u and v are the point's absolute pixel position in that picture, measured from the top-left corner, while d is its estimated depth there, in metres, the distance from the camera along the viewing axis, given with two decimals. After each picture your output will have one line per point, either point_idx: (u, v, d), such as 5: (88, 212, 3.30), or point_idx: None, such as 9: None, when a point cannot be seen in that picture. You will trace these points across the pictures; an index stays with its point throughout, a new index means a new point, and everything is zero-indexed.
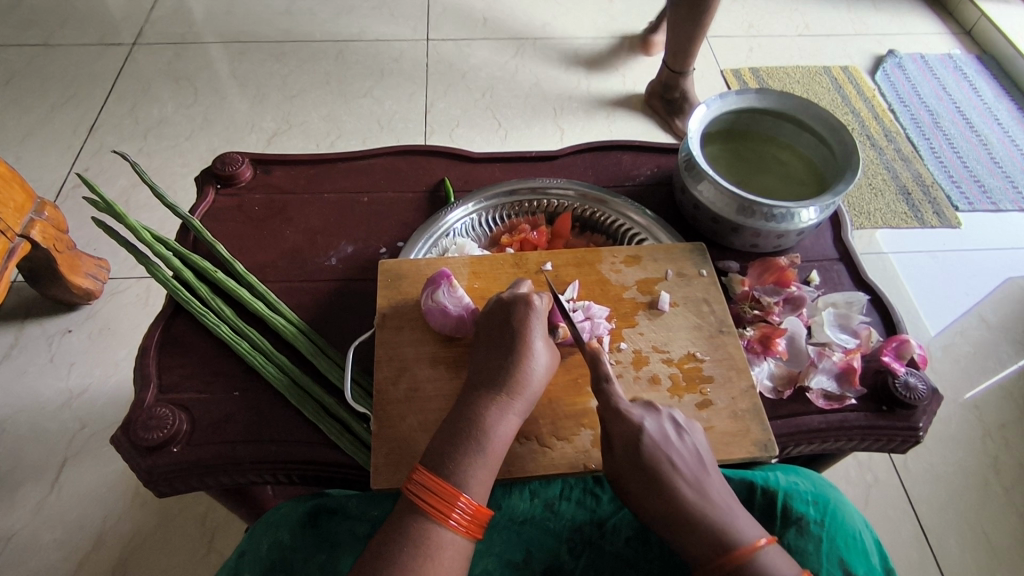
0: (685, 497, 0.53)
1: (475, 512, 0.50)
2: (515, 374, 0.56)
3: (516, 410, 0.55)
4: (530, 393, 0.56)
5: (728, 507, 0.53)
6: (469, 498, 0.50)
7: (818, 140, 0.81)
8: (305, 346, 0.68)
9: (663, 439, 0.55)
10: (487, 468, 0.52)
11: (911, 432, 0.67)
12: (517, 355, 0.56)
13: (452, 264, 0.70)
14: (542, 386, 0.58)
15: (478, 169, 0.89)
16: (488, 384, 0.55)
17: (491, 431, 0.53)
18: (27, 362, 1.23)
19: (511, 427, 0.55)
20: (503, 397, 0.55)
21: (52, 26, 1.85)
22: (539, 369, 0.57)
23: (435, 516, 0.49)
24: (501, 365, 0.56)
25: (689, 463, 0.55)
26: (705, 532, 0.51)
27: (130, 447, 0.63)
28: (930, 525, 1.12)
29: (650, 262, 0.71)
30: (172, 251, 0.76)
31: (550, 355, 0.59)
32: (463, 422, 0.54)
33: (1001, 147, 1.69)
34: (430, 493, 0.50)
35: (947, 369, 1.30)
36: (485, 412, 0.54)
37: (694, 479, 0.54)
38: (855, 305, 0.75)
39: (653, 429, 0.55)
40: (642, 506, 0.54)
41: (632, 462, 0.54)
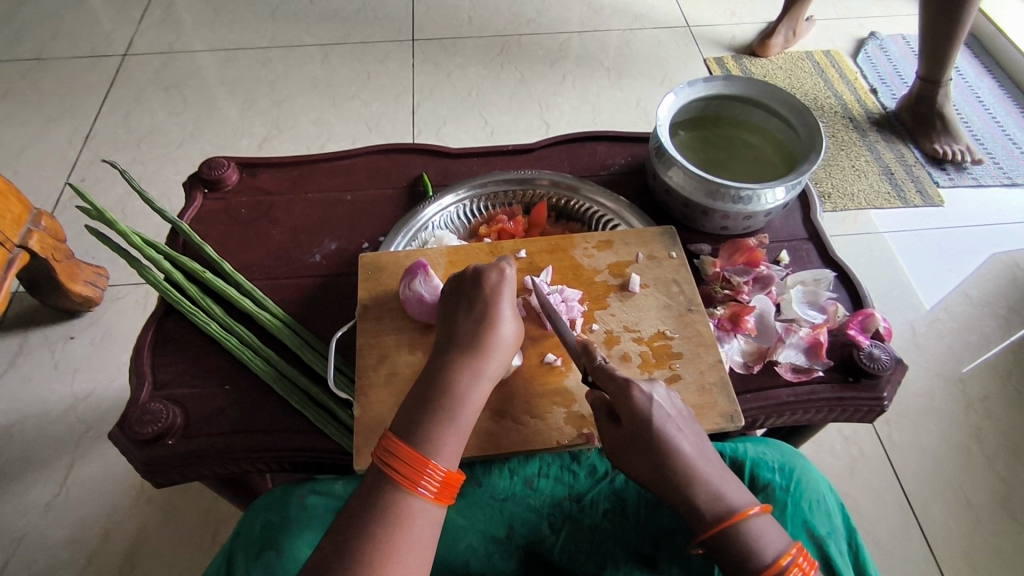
0: (691, 465, 0.54)
1: (443, 479, 0.53)
2: (484, 345, 0.58)
3: (487, 377, 0.58)
4: (498, 359, 0.59)
5: (722, 477, 0.54)
6: (438, 466, 0.53)
7: (785, 123, 0.84)
8: (291, 339, 0.72)
9: (668, 411, 0.56)
10: (457, 436, 0.55)
11: (876, 402, 0.70)
12: (486, 327, 0.59)
13: (430, 255, 0.72)
14: (510, 358, 0.60)
15: (457, 164, 0.92)
16: (457, 351, 0.58)
17: (465, 399, 0.56)
18: (31, 369, 1.26)
19: (483, 391, 0.58)
20: (472, 361, 0.57)
21: (44, 39, 1.88)
22: (506, 339, 0.60)
23: (404, 484, 0.51)
24: (473, 336, 0.59)
25: (688, 430, 0.56)
26: (704, 499, 0.53)
27: (126, 441, 0.66)
28: (917, 496, 1.14)
29: (621, 246, 0.74)
30: (162, 253, 0.79)
31: (517, 327, 0.61)
32: (433, 390, 0.56)
33: (983, 126, 1.70)
34: (399, 462, 0.52)
35: (932, 344, 1.33)
36: (456, 377, 0.57)
37: (696, 447, 0.55)
38: (822, 282, 0.78)
39: (662, 403, 0.56)
40: (643, 476, 0.56)
41: (640, 438, 0.55)
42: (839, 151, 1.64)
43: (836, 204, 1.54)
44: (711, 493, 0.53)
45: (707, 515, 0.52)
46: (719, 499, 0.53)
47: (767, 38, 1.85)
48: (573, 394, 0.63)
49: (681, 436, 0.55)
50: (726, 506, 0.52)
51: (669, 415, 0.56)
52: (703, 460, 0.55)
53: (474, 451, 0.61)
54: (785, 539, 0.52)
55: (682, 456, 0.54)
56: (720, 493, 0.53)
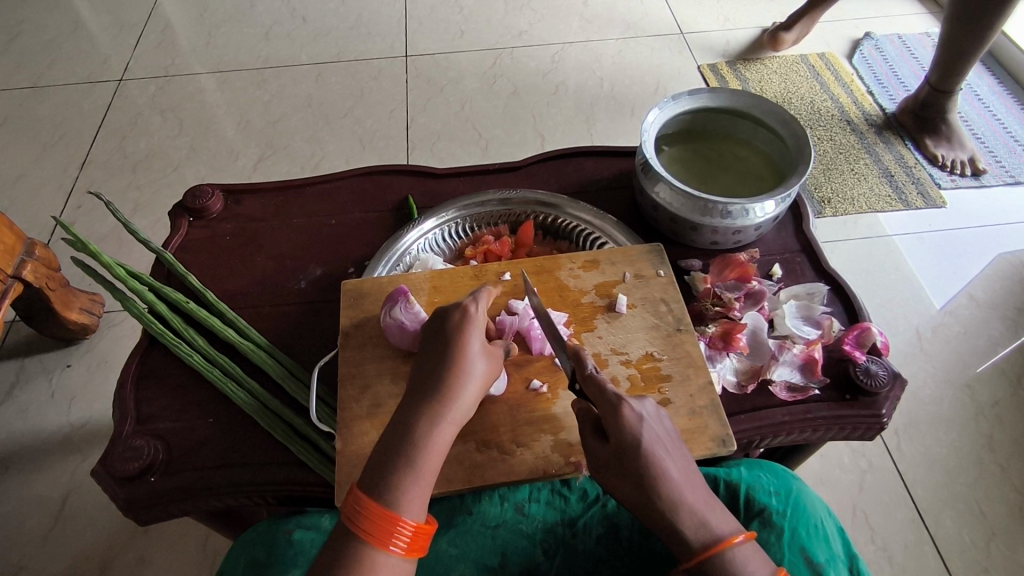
0: (676, 489, 0.51)
1: (415, 533, 0.51)
2: (447, 384, 0.56)
3: (450, 422, 0.56)
4: (464, 399, 0.57)
5: (707, 503, 0.52)
6: (409, 521, 0.51)
7: (773, 134, 0.82)
8: (275, 370, 0.70)
9: (655, 432, 0.54)
10: (423, 485, 0.53)
11: (875, 420, 0.67)
12: (450, 365, 0.57)
13: (414, 280, 0.71)
14: (477, 394, 0.58)
15: (443, 184, 0.91)
16: (423, 397, 0.56)
17: (425, 445, 0.54)
18: (29, 400, 1.26)
19: (445, 437, 0.55)
20: (437, 406, 0.55)
21: (41, 67, 1.89)
22: (474, 378, 0.58)
23: (374, 541, 0.49)
24: (436, 376, 0.57)
25: (674, 452, 0.54)
26: (688, 525, 0.50)
27: (108, 478, 0.64)
28: (928, 508, 1.11)
29: (608, 266, 0.72)
30: (146, 285, 0.78)
31: (488, 364, 0.59)
32: (399, 440, 0.54)
33: (983, 124, 1.68)
34: (368, 520, 0.49)
35: (938, 349, 1.30)
36: (418, 424, 0.55)
37: (682, 468, 0.53)
38: (816, 295, 0.76)
39: (648, 423, 0.54)
40: (626, 499, 0.53)
41: (623, 461, 0.52)
42: (837, 154, 1.62)
43: (836, 209, 1.51)
44: (696, 521, 0.51)
45: (691, 542, 0.50)
46: (704, 527, 0.50)
47: (779, 35, 1.85)
48: (560, 421, 0.62)
49: (667, 458, 0.52)
50: (710, 535, 0.50)
51: (656, 436, 0.53)
52: (688, 484, 0.52)
53: (459, 483, 0.59)
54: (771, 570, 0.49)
55: (667, 479, 0.51)
56: (704, 519, 0.51)
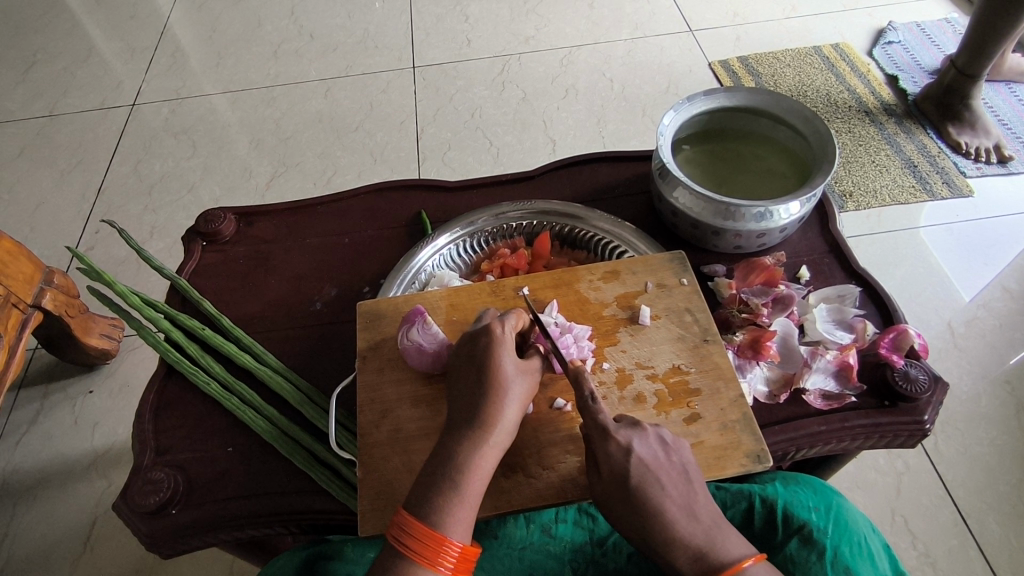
0: (674, 522, 0.51)
1: (462, 553, 0.49)
2: (486, 408, 0.54)
3: (492, 444, 0.54)
4: (504, 423, 0.55)
5: (716, 527, 0.52)
6: (455, 542, 0.49)
7: (793, 131, 0.79)
8: (293, 395, 0.69)
9: (652, 460, 0.53)
10: (469, 506, 0.51)
11: (917, 426, 0.64)
12: (490, 388, 0.55)
13: (430, 299, 0.70)
14: (517, 419, 0.56)
15: (455, 198, 0.89)
16: (462, 422, 0.55)
17: (468, 468, 0.52)
18: (53, 427, 1.26)
19: (490, 460, 0.53)
20: (477, 431, 0.54)
21: (57, 96, 1.92)
22: (514, 399, 0.56)
23: (422, 562, 0.48)
24: (475, 399, 0.55)
25: (676, 482, 0.53)
26: (690, 552, 0.51)
27: (130, 514, 0.64)
28: (970, 510, 1.07)
29: (629, 276, 0.70)
30: (162, 313, 0.77)
31: (527, 381, 0.57)
32: (439, 463, 0.53)
33: (1009, 109, 1.62)
34: (414, 539, 0.48)
35: (972, 343, 1.25)
36: (458, 448, 0.53)
37: (682, 501, 0.52)
38: (847, 298, 0.73)
39: (643, 451, 0.54)
40: (624, 528, 0.54)
41: (622, 491, 0.53)
42: (857, 146, 1.58)
43: (859, 203, 1.47)
44: (697, 551, 0.51)
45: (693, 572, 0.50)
46: (711, 552, 0.51)
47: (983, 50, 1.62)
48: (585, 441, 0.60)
49: (664, 486, 0.53)
50: (716, 561, 0.50)
51: (652, 466, 0.53)
52: (692, 510, 0.52)
53: (486, 509, 0.57)
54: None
55: (665, 510, 0.52)
56: (710, 546, 0.51)
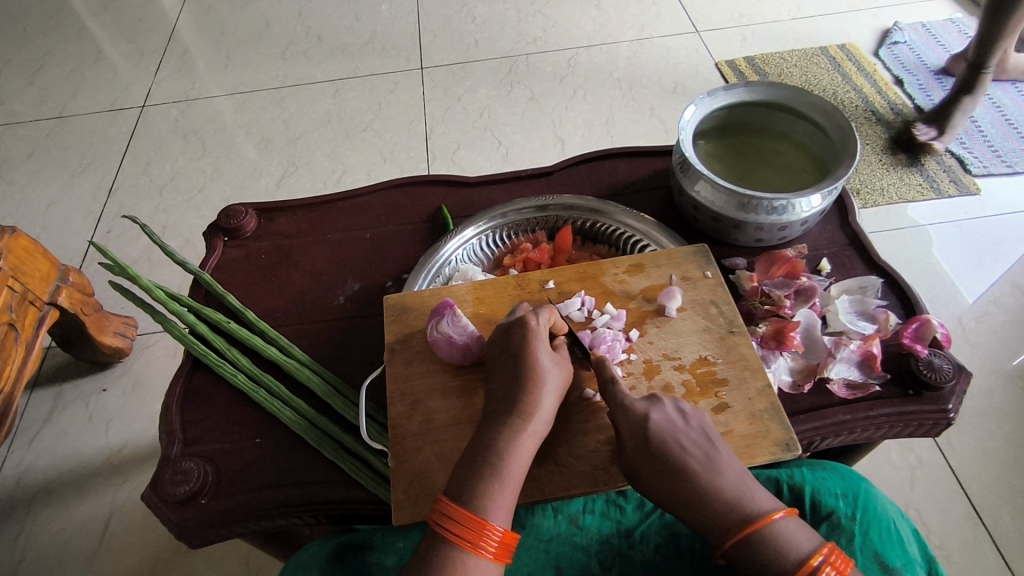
0: (702, 481, 0.52)
1: (503, 539, 0.50)
2: (525, 398, 0.55)
3: (531, 433, 0.54)
4: (542, 411, 0.55)
5: (741, 479, 0.53)
6: (496, 527, 0.50)
7: (813, 126, 0.80)
8: (321, 386, 0.69)
9: (670, 424, 0.55)
10: (509, 493, 0.52)
11: (941, 415, 0.65)
12: (529, 379, 0.56)
13: (456, 292, 0.70)
14: (554, 406, 0.56)
15: (475, 193, 0.90)
16: (501, 411, 0.55)
17: (508, 456, 0.52)
18: (68, 423, 1.27)
19: (528, 448, 0.54)
20: (515, 420, 0.54)
21: (66, 97, 1.93)
22: (551, 389, 0.56)
23: (464, 546, 0.48)
24: (513, 390, 0.56)
25: (697, 442, 0.54)
26: (722, 505, 0.51)
27: (159, 503, 0.64)
28: (984, 503, 1.07)
29: (653, 269, 0.71)
30: (186, 306, 0.78)
31: (563, 373, 0.58)
32: (479, 452, 0.53)
33: (1016, 108, 1.63)
34: (456, 524, 0.49)
35: (983, 339, 1.26)
36: (497, 437, 0.53)
37: (703, 457, 0.54)
38: (869, 289, 0.74)
39: (660, 412, 0.56)
40: (654, 492, 0.54)
41: (647, 457, 0.54)
42: (865, 145, 1.59)
43: (867, 201, 1.48)
44: (728, 500, 0.51)
45: (729, 526, 0.50)
46: (740, 502, 0.51)
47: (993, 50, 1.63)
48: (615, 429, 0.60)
49: (683, 441, 0.54)
50: (746, 511, 0.51)
51: (670, 425, 0.55)
52: (717, 464, 0.53)
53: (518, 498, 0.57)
54: (818, 540, 0.50)
55: (687, 464, 0.53)
56: (739, 498, 0.51)
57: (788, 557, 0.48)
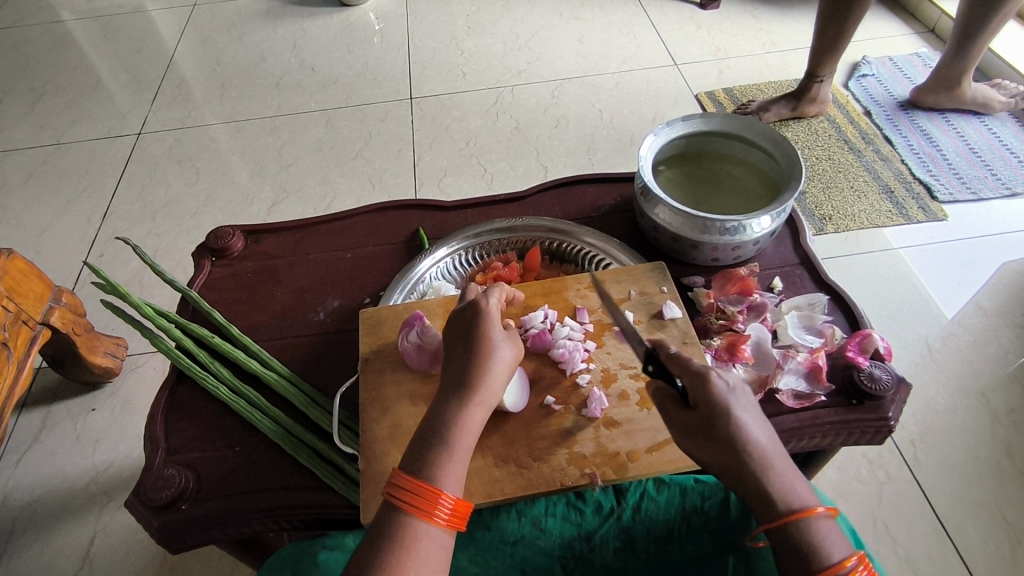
0: (769, 459, 0.54)
1: (455, 507, 0.53)
2: (475, 369, 0.59)
3: (480, 403, 0.59)
4: (491, 382, 0.59)
5: (794, 473, 0.54)
6: (449, 496, 0.53)
7: (765, 153, 0.86)
8: (298, 398, 0.73)
9: (748, 403, 0.56)
10: (459, 462, 0.56)
11: (883, 423, 0.69)
12: (478, 353, 0.60)
13: (428, 306, 0.75)
14: (504, 378, 0.61)
15: (451, 216, 0.95)
16: (450, 384, 0.59)
17: (457, 426, 0.57)
18: (55, 443, 1.29)
19: (476, 418, 0.58)
20: (463, 392, 0.58)
21: (65, 125, 1.99)
22: (501, 360, 0.61)
23: (417, 514, 0.52)
24: (466, 362, 0.60)
25: (765, 424, 0.56)
26: (782, 489, 0.52)
27: (141, 508, 0.67)
28: (950, 517, 1.11)
29: (614, 284, 0.76)
30: (173, 322, 0.82)
31: (512, 346, 0.63)
32: (432, 425, 0.57)
33: (979, 138, 1.70)
34: (410, 494, 0.52)
35: (948, 358, 1.31)
36: (447, 410, 0.58)
37: (769, 438, 0.55)
38: (817, 305, 0.79)
39: (738, 393, 0.56)
40: (717, 465, 0.55)
41: (719, 426, 0.54)
42: (836, 173, 1.65)
43: (838, 226, 1.54)
44: (782, 489, 0.52)
45: (781, 511, 0.51)
46: (791, 495, 0.52)
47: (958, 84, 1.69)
48: (574, 435, 0.64)
49: (754, 425, 0.55)
50: (796, 504, 0.52)
51: (744, 408, 0.56)
52: (777, 454, 0.54)
53: (479, 498, 0.61)
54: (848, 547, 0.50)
55: (757, 446, 0.54)
56: (791, 490, 0.53)
57: (828, 557, 0.49)
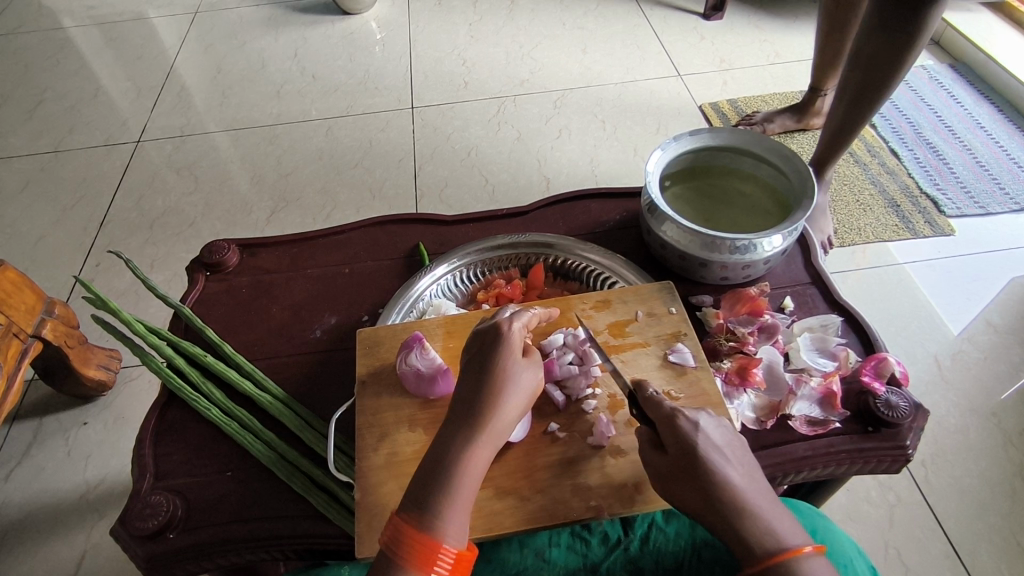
0: (744, 497, 0.53)
1: (457, 558, 0.51)
2: (485, 407, 0.56)
3: (485, 444, 0.56)
4: (500, 421, 0.56)
5: (773, 510, 0.53)
6: (450, 548, 0.51)
7: (774, 169, 0.84)
8: (293, 421, 0.71)
9: (719, 441, 0.55)
10: (460, 509, 0.53)
11: (900, 451, 0.67)
12: (491, 388, 0.57)
13: (427, 326, 0.72)
14: (514, 416, 0.58)
15: (452, 231, 0.92)
16: (456, 421, 0.56)
17: (461, 469, 0.54)
18: (46, 458, 1.26)
19: (481, 460, 0.55)
20: (469, 432, 0.55)
21: (63, 132, 1.97)
22: (514, 397, 0.58)
23: (417, 568, 0.50)
24: (476, 398, 0.57)
25: (738, 461, 0.55)
26: (760, 530, 0.52)
27: (127, 537, 0.64)
28: (963, 543, 1.07)
29: (620, 305, 0.73)
30: (165, 339, 0.79)
31: (529, 382, 0.59)
32: (434, 465, 0.54)
33: (986, 151, 1.68)
34: (407, 547, 0.50)
35: (958, 376, 1.28)
36: (453, 448, 0.55)
37: (743, 475, 0.54)
38: (830, 327, 0.76)
39: (709, 432, 0.56)
40: (689, 503, 0.54)
41: (688, 465, 0.54)
42: (842, 186, 1.63)
43: (844, 239, 1.52)
44: (760, 529, 0.52)
45: (759, 552, 0.51)
46: (769, 534, 0.51)
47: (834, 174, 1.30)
48: (578, 465, 0.61)
49: (727, 465, 0.54)
50: (777, 544, 0.51)
51: (717, 447, 0.55)
52: (754, 493, 0.54)
53: (480, 531, 0.58)
54: None
55: (730, 485, 0.53)
56: (770, 530, 0.52)
57: None
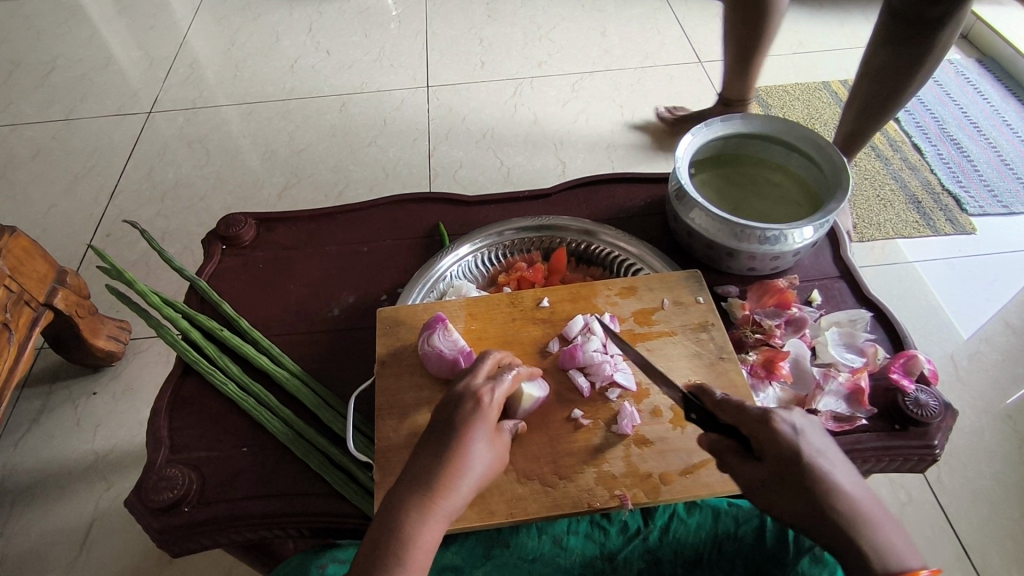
0: (852, 506, 0.50)
1: None
2: (444, 476, 0.53)
3: (439, 516, 0.52)
4: (458, 494, 0.53)
5: (891, 524, 0.50)
6: None
7: (806, 159, 0.82)
8: (310, 399, 0.70)
9: (819, 448, 0.52)
10: None
11: (928, 450, 0.65)
12: (450, 458, 0.53)
13: (449, 307, 0.71)
14: (473, 490, 0.54)
15: (473, 212, 0.91)
16: (413, 486, 0.53)
17: (412, 542, 0.50)
18: (54, 427, 1.26)
19: (434, 534, 0.51)
20: (423, 500, 0.52)
21: (73, 101, 1.94)
22: (474, 469, 0.54)
23: None
24: (434, 466, 0.53)
25: (841, 470, 0.52)
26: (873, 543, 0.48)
27: (142, 509, 0.64)
28: (975, 544, 1.07)
29: (645, 292, 0.72)
30: (180, 312, 0.78)
31: (494, 456, 0.56)
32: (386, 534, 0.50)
33: (1011, 150, 1.65)
34: None
35: (975, 376, 1.26)
36: (407, 516, 0.51)
37: (852, 484, 0.51)
38: (858, 322, 0.75)
39: (807, 435, 0.52)
40: (792, 509, 0.51)
41: (791, 470, 0.51)
42: (863, 180, 1.60)
43: (864, 235, 1.50)
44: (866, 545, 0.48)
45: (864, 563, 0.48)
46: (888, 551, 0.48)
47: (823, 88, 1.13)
48: (603, 453, 0.60)
49: (837, 472, 0.51)
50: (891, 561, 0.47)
51: (819, 452, 0.52)
52: (864, 500, 0.50)
53: (501, 516, 0.57)
54: None
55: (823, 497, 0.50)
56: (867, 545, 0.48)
57: None
